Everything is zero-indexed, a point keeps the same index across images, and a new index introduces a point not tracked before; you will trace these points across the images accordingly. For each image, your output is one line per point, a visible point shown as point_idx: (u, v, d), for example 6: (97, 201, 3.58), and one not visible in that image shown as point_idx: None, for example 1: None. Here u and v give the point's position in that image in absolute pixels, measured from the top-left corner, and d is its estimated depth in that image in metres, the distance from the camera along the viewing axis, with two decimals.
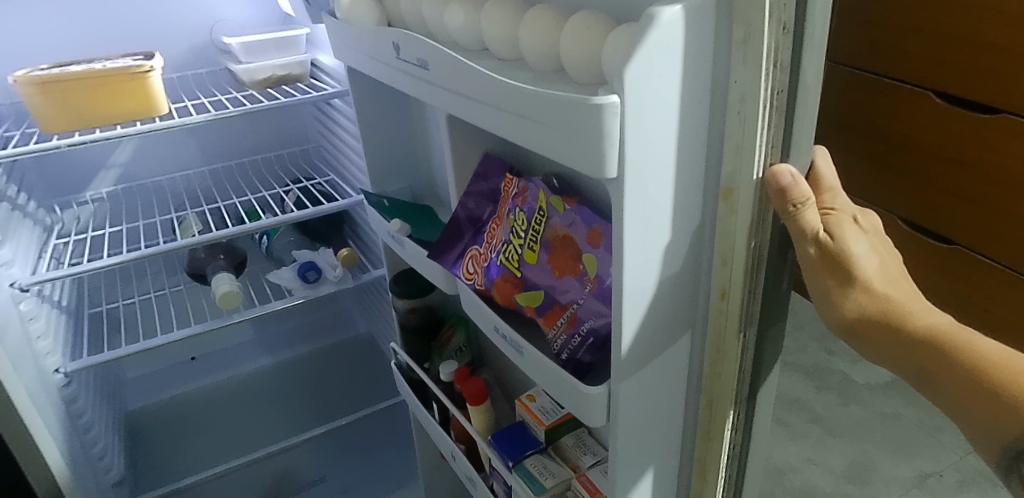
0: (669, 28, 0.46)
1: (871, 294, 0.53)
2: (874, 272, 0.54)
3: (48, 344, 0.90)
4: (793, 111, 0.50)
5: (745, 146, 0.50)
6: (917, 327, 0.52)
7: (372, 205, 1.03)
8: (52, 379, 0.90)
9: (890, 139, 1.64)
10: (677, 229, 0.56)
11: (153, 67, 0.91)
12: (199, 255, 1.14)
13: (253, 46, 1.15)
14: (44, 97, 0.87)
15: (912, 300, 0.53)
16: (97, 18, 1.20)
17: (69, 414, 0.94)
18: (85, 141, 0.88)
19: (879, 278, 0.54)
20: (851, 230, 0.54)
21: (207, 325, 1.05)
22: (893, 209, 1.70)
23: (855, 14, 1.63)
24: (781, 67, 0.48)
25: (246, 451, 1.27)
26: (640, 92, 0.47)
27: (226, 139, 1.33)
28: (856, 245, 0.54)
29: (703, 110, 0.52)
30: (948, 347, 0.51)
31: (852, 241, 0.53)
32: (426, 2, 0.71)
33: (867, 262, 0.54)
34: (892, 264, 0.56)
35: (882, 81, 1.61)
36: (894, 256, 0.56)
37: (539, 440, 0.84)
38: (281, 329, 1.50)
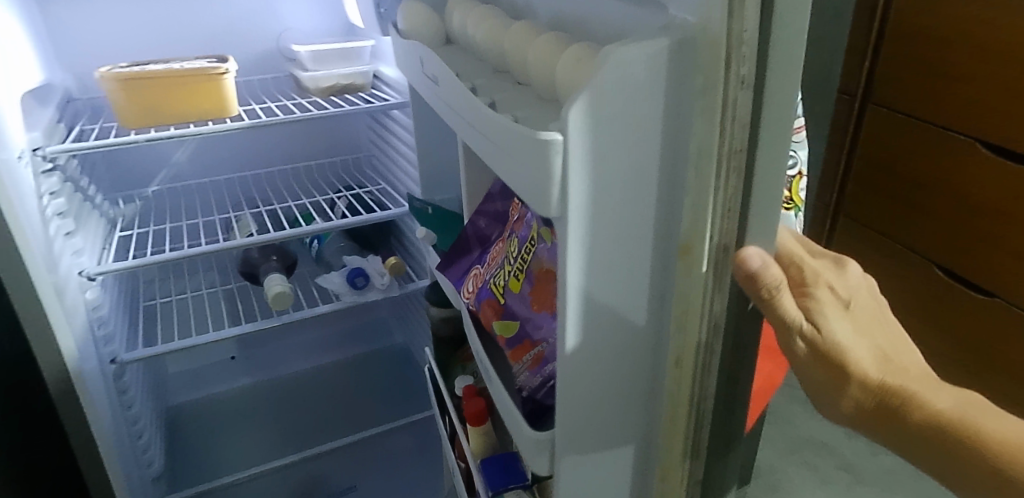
0: (617, 70, 0.45)
1: (873, 389, 0.45)
2: (869, 356, 0.46)
3: (107, 334, 0.93)
4: (765, 185, 0.43)
5: (700, 204, 0.47)
6: (927, 413, 0.45)
7: (416, 211, 1.04)
8: (108, 368, 0.92)
9: (937, 186, 1.61)
10: (633, 275, 0.53)
11: (228, 69, 0.94)
12: (252, 255, 1.16)
13: (319, 54, 1.18)
14: (125, 93, 0.90)
15: (921, 383, 0.46)
16: (169, 22, 1.24)
17: (121, 404, 0.96)
18: (161, 137, 0.91)
19: (874, 362, 0.46)
20: (832, 310, 0.46)
21: (257, 325, 1.07)
22: (932, 255, 1.66)
23: (913, 58, 1.62)
24: (741, 125, 0.42)
25: (276, 453, 1.27)
26: (586, 134, 0.46)
27: (283, 144, 1.36)
28: (842, 330, 0.46)
29: (667, 156, 0.49)
30: (969, 439, 0.45)
31: (835, 321, 0.46)
32: (472, 19, 0.73)
33: (858, 344, 0.46)
34: (895, 343, 0.48)
35: (932, 128, 1.59)
36: (895, 333, 0.48)
37: (526, 477, 0.83)
38: (320, 333, 1.51)
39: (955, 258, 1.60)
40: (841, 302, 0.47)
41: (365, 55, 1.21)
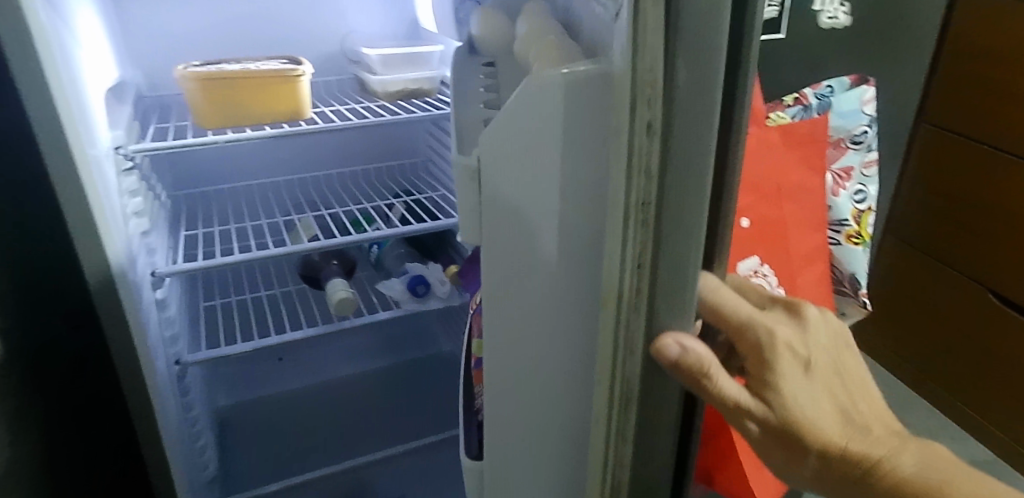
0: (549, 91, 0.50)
1: (823, 455, 0.47)
2: (830, 418, 0.47)
3: (175, 334, 0.92)
4: (666, 238, 0.43)
5: (611, 252, 0.47)
6: (892, 476, 0.46)
7: None
8: (173, 368, 0.91)
9: (995, 210, 1.54)
10: (547, 292, 0.56)
11: (305, 71, 0.94)
12: (313, 259, 1.15)
13: (389, 59, 1.17)
14: (204, 94, 0.90)
15: (882, 443, 0.47)
16: (240, 23, 1.25)
17: (184, 405, 0.95)
18: (239, 138, 0.91)
19: (836, 424, 0.47)
20: (782, 379, 0.47)
21: (320, 330, 1.06)
22: (983, 279, 1.58)
23: (974, 78, 1.55)
24: (649, 174, 0.42)
25: (325, 458, 1.26)
26: (513, 148, 0.54)
27: (343, 147, 1.35)
28: (790, 400, 0.47)
29: (593, 182, 0.51)
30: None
31: (788, 384, 0.47)
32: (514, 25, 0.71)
33: (815, 408, 0.47)
34: (854, 398, 0.49)
35: (993, 152, 1.52)
36: (857, 385, 0.49)
37: None
38: (369, 338, 1.50)
39: (1008, 281, 1.52)
40: (796, 359, 0.48)
41: (433, 61, 1.20)
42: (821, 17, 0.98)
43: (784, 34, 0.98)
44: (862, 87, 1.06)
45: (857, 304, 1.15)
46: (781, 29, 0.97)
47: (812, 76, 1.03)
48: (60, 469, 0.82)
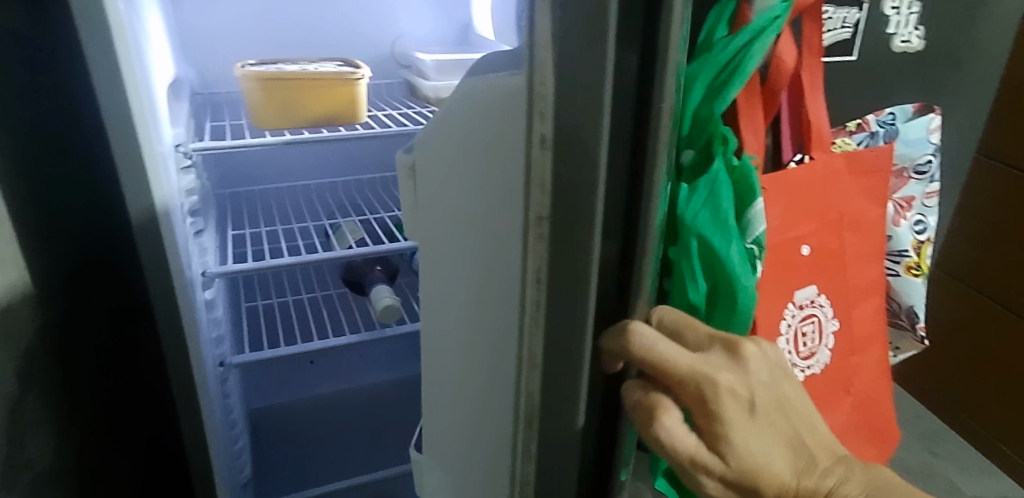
0: (473, 91, 0.50)
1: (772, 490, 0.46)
2: (781, 455, 0.46)
3: (221, 335, 0.91)
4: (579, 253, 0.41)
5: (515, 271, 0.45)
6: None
7: None
8: (218, 370, 0.89)
9: None
10: (473, 289, 0.56)
11: (363, 74, 0.92)
12: (356, 264, 1.13)
13: (443, 64, 1.15)
14: (263, 94, 0.89)
15: (833, 468, 0.47)
16: (294, 24, 1.24)
17: (226, 407, 0.93)
18: (296, 139, 0.90)
19: (787, 459, 0.46)
20: (729, 424, 0.44)
21: (362, 337, 1.04)
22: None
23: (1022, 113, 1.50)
24: (543, 188, 0.40)
25: (356, 465, 1.24)
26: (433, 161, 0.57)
27: (389, 150, 1.33)
28: (736, 443, 0.45)
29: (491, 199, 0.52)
30: None
31: (735, 431, 0.45)
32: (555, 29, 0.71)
33: (764, 450, 0.46)
34: (802, 423, 0.47)
35: None
36: (804, 408, 0.48)
37: None
38: (404, 344, 1.48)
39: None
40: (742, 403, 0.45)
41: None
42: (895, 41, 0.95)
43: (855, 57, 0.94)
44: (927, 116, 1.01)
45: (914, 338, 1.12)
46: (854, 51, 0.94)
47: (878, 101, 1.00)
48: (106, 469, 0.81)
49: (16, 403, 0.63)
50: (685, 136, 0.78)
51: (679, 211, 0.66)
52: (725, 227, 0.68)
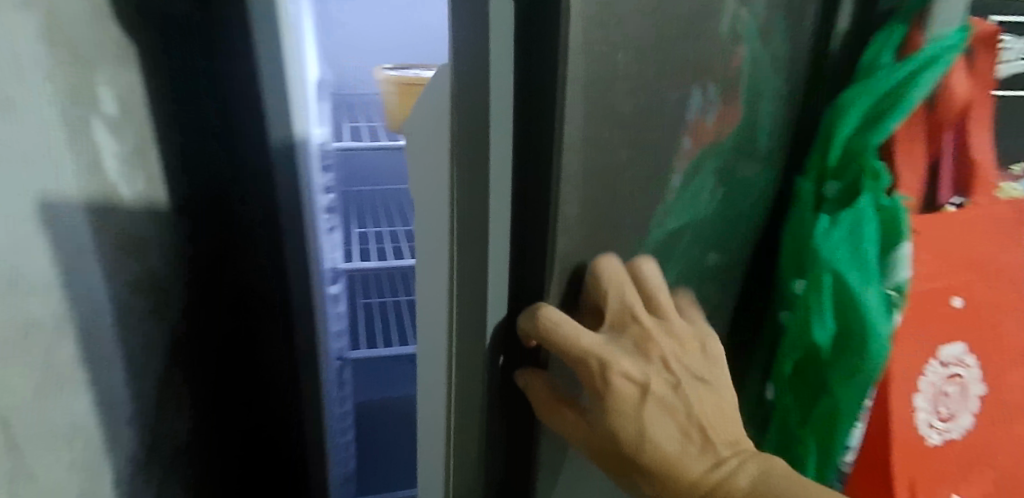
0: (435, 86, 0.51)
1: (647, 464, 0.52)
2: (668, 434, 0.52)
3: (340, 329, 0.94)
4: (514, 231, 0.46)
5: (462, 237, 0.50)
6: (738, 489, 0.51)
7: None
8: (333, 364, 0.93)
9: None
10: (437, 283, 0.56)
11: None
12: None
13: None
14: (400, 97, 0.91)
15: (725, 457, 0.52)
16: (430, 30, 1.27)
17: (339, 399, 0.97)
18: None
19: (674, 438, 0.52)
20: (614, 400, 0.50)
21: None
22: None
23: None
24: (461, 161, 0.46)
25: None
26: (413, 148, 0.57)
27: None
28: (617, 418, 0.51)
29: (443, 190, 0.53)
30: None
31: (617, 406, 0.51)
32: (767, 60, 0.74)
33: (651, 429, 0.51)
34: (704, 412, 0.53)
35: None
36: (710, 398, 0.54)
37: None
38: None
39: None
40: (636, 386, 0.51)
41: None
42: None
43: None
44: None
45: None
46: None
47: None
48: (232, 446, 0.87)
49: (165, 376, 0.67)
50: (833, 168, 0.72)
51: (817, 243, 0.68)
52: (866, 267, 0.68)
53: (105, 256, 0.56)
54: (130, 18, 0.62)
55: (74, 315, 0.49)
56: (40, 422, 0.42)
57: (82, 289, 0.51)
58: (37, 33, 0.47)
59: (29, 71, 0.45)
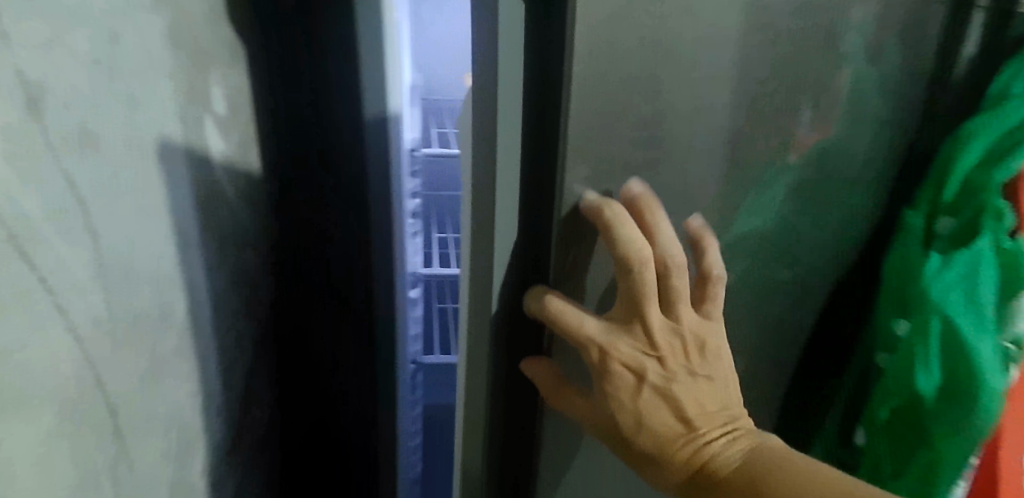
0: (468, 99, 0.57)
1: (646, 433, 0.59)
2: (660, 411, 0.59)
3: (416, 333, 0.94)
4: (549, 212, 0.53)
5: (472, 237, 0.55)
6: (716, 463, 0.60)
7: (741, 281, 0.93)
8: (406, 368, 0.92)
9: None
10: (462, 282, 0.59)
11: None
12: None
13: None
14: None
15: (709, 437, 0.60)
16: None
17: (410, 404, 0.96)
18: None
19: (668, 413, 0.59)
20: (615, 378, 0.57)
21: None
22: None
23: None
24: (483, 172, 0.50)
25: None
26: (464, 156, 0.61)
27: None
28: (616, 395, 0.57)
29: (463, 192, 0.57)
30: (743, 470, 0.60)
31: (617, 384, 0.57)
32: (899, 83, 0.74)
33: (647, 405, 0.58)
34: (695, 398, 0.60)
35: None
36: (703, 385, 0.60)
37: None
38: None
39: None
40: (634, 375, 0.57)
41: None
42: None
43: None
44: None
45: None
46: None
47: None
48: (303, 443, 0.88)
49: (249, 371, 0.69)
50: (949, 204, 0.67)
51: (926, 282, 0.63)
52: (982, 313, 0.62)
53: (210, 250, 0.58)
54: (241, 18, 0.64)
55: (181, 308, 0.51)
56: (145, 411, 0.44)
57: (187, 283, 0.53)
58: (162, 36, 0.49)
59: (154, 72, 0.47)
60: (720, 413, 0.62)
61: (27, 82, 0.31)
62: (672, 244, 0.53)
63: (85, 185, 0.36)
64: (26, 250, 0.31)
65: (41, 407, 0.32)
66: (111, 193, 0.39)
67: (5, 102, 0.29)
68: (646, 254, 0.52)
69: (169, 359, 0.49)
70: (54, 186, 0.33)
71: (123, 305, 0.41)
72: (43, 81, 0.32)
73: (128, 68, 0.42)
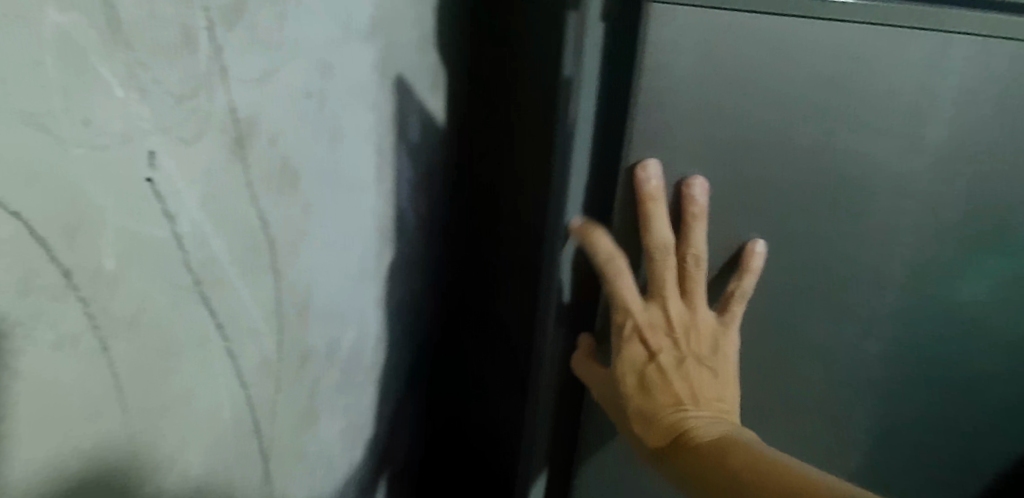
0: None
1: (643, 416, 0.42)
2: (672, 392, 0.42)
3: None
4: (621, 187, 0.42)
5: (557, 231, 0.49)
6: (706, 440, 0.39)
7: None
8: None
9: None
10: None
11: None
12: None
13: None
14: None
15: (705, 421, 0.40)
16: None
17: None
18: None
19: (678, 394, 0.42)
20: (625, 345, 0.42)
21: None
22: None
23: None
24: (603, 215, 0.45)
25: None
26: None
27: None
28: (624, 368, 0.43)
29: None
30: (732, 460, 0.36)
31: (628, 361, 0.42)
32: None
33: (659, 390, 0.42)
34: (688, 381, 0.42)
35: None
36: (705, 375, 0.42)
37: None
38: None
39: None
40: (640, 347, 0.42)
41: None
42: None
43: None
44: None
45: None
46: None
47: None
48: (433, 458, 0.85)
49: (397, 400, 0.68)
50: None
51: None
52: None
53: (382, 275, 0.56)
54: (445, 43, 0.62)
55: (349, 338, 0.50)
56: (299, 448, 0.43)
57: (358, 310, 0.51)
58: (372, 64, 0.47)
59: (360, 99, 0.46)
60: (717, 410, 0.41)
61: (236, 117, 0.29)
62: (699, 242, 0.41)
63: (277, 223, 0.35)
64: (210, 298, 0.29)
65: (198, 457, 0.31)
66: (300, 229, 0.38)
67: (216, 138, 0.28)
68: (668, 239, 0.40)
69: (330, 393, 0.48)
70: (246, 227, 0.31)
71: (294, 341, 0.39)
72: (252, 115, 0.31)
73: (337, 100, 0.41)
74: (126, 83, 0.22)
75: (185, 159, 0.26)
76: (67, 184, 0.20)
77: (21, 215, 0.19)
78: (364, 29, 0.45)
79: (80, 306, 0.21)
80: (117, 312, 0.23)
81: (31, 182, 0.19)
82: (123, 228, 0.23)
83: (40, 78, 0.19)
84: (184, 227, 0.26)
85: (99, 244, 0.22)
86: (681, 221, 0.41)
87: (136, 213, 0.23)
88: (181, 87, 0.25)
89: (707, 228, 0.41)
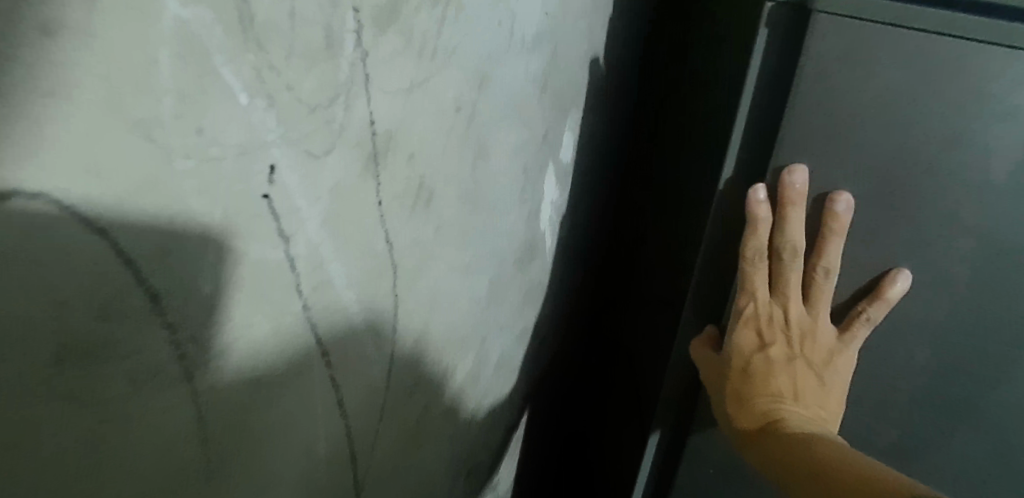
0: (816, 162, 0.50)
1: (736, 391, 0.50)
2: (781, 384, 0.49)
3: None
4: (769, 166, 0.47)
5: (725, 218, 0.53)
6: (790, 431, 0.46)
7: None
8: None
9: None
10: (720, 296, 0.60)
11: None
12: None
13: None
14: None
15: (797, 416, 0.47)
16: None
17: None
18: None
19: (783, 386, 0.49)
20: (739, 325, 0.49)
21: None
22: None
23: None
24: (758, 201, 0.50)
25: None
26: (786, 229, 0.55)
27: None
28: (734, 345, 0.50)
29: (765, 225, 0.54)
30: (807, 438, 0.44)
31: (740, 342, 0.49)
32: None
33: (762, 379, 0.49)
34: (793, 380, 0.49)
35: None
36: (810, 380, 0.49)
37: None
38: None
39: None
40: (755, 331, 0.49)
41: None
42: None
43: None
44: None
45: None
46: None
47: None
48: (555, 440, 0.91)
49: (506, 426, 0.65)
50: None
51: None
52: None
53: (512, 299, 0.54)
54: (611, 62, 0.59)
55: (467, 367, 0.47)
56: (400, 478, 0.41)
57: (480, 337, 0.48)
58: (534, 80, 0.44)
59: (516, 116, 0.42)
60: (815, 413, 0.48)
61: (375, 131, 0.27)
62: (832, 258, 0.46)
63: (404, 246, 0.32)
64: (318, 328, 0.27)
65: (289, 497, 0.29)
66: (430, 252, 0.35)
67: (350, 154, 0.25)
68: (799, 244, 0.46)
69: (439, 420, 0.46)
70: (371, 250, 0.29)
71: (409, 370, 0.37)
72: (394, 127, 0.28)
73: (489, 117, 0.38)
74: (254, 89, 0.19)
75: (311, 176, 0.23)
76: (168, 202, 0.18)
77: (110, 235, 0.16)
78: (530, 42, 0.41)
79: (166, 336, 0.19)
80: (211, 340, 0.21)
81: (123, 199, 0.16)
82: (228, 249, 0.20)
83: (151, 81, 0.16)
84: (300, 250, 0.24)
85: (196, 268, 0.19)
86: (819, 232, 0.46)
87: (243, 233, 0.21)
88: (316, 97, 0.22)
89: (840, 246, 0.45)
